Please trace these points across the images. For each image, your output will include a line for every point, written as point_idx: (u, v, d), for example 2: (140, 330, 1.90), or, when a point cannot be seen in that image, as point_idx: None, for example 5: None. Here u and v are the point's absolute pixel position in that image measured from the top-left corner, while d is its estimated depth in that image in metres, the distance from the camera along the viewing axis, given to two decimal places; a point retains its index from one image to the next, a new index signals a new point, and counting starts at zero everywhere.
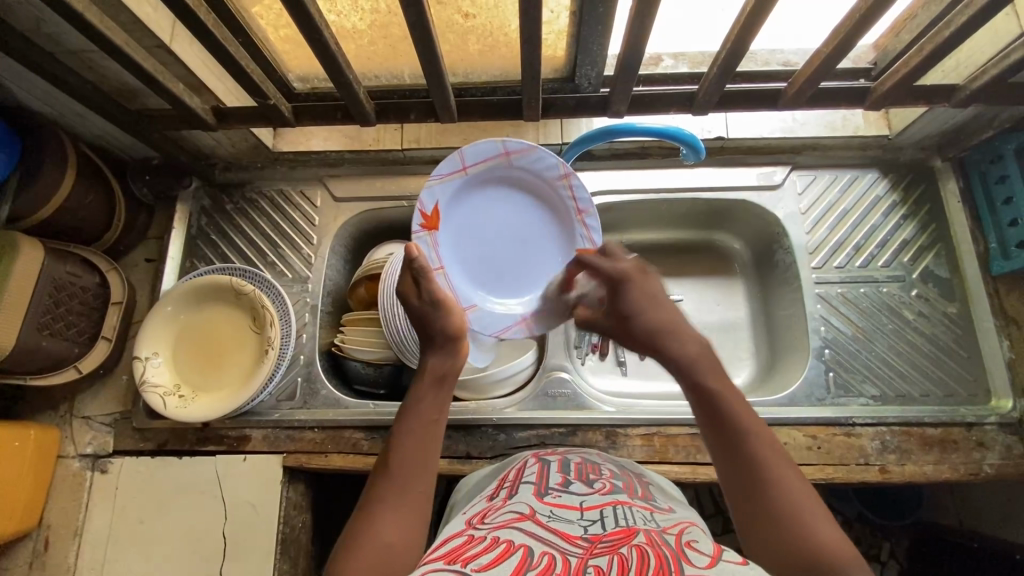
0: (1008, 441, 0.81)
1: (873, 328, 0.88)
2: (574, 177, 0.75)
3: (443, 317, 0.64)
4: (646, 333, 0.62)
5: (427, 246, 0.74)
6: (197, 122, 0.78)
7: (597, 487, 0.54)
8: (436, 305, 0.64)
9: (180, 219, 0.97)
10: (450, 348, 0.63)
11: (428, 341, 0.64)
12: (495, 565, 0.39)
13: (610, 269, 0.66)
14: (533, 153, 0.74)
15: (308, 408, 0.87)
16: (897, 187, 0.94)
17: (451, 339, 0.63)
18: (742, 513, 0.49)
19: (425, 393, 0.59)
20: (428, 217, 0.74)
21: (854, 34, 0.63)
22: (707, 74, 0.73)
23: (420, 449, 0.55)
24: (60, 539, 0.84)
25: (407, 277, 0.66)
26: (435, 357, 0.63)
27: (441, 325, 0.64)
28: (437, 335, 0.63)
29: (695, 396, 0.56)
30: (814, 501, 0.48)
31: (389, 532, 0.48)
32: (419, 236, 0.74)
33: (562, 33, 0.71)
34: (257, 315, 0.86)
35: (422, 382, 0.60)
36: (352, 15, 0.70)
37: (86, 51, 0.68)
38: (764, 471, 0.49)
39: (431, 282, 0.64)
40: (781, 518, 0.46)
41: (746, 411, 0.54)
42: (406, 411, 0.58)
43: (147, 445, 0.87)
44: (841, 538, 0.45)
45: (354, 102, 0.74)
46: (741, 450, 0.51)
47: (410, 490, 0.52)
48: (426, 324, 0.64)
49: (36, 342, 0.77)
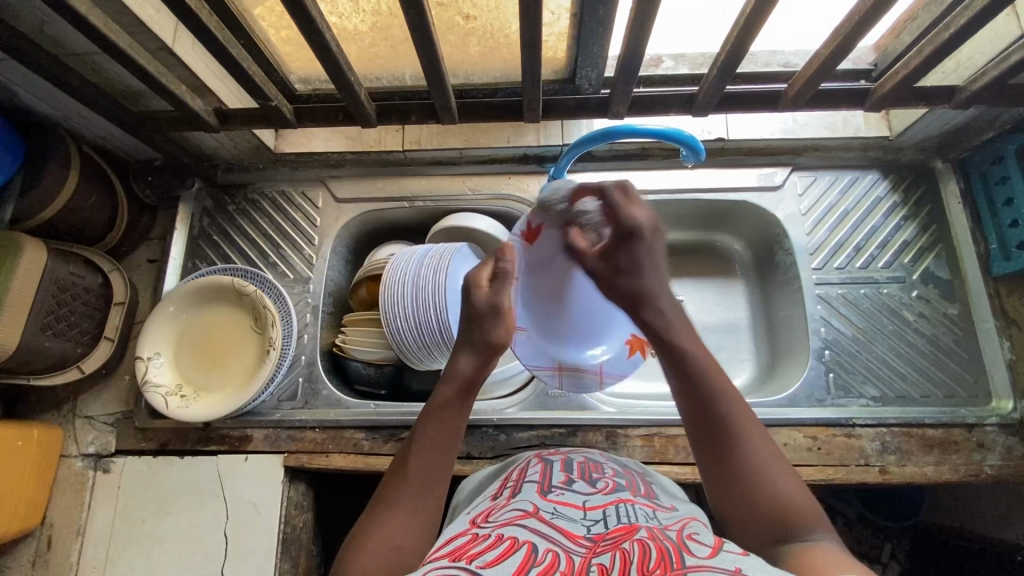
0: (1009, 443, 0.81)
1: (873, 329, 0.88)
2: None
3: (493, 325, 0.61)
4: (633, 287, 0.61)
5: (517, 256, 0.70)
6: (200, 124, 0.78)
7: (600, 486, 0.54)
8: (496, 312, 0.61)
9: (183, 219, 0.97)
10: (486, 358, 0.61)
11: (467, 343, 0.61)
12: (500, 563, 0.39)
13: (625, 220, 0.61)
14: None
15: (310, 408, 0.88)
16: (898, 188, 0.94)
17: (491, 348, 0.61)
18: (711, 477, 0.52)
19: (450, 400, 0.58)
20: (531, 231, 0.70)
21: (853, 36, 0.63)
22: (707, 75, 0.73)
23: (436, 457, 0.54)
24: (63, 538, 0.84)
25: (485, 271, 0.64)
26: (467, 360, 0.60)
27: (487, 332, 0.61)
28: (478, 342, 0.61)
29: (670, 357, 0.58)
30: (779, 462, 0.51)
31: (398, 535, 0.49)
32: (514, 241, 0.70)
33: (562, 35, 0.72)
34: (259, 315, 0.87)
35: (449, 387, 0.59)
36: (353, 16, 0.70)
37: (90, 53, 0.69)
38: (732, 433, 0.52)
39: (505, 289, 0.62)
40: (747, 481, 0.49)
41: (718, 375, 0.55)
42: (429, 415, 0.57)
43: (150, 444, 0.87)
44: (805, 497, 0.48)
45: (354, 103, 0.74)
46: (713, 413, 0.53)
47: (423, 496, 0.52)
48: (474, 324, 0.61)
49: (39, 342, 0.77)
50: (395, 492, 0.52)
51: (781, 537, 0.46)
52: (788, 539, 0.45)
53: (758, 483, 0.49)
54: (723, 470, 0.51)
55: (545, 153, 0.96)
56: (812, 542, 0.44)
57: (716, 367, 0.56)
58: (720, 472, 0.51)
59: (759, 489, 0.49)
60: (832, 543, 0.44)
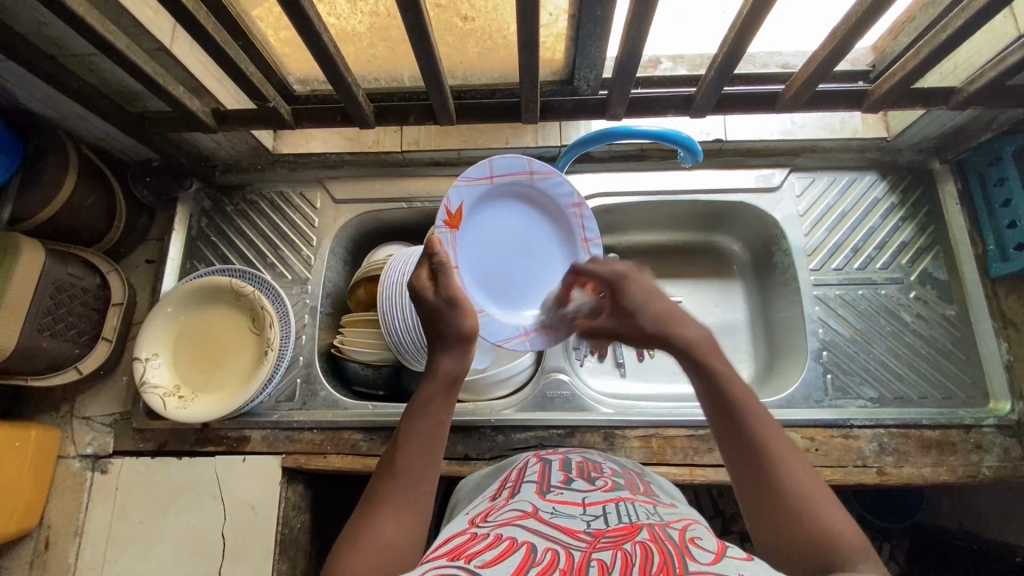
0: (1006, 444, 0.81)
1: (871, 330, 0.89)
2: (585, 208, 0.78)
3: (457, 316, 0.59)
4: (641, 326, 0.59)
5: (448, 244, 0.71)
6: (198, 125, 0.78)
7: (598, 484, 0.54)
8: (451, 304, 0.59)
9: (181, 220, 0.97)
10: (463, 350, 0.60)
11: (439, 341, 0.60)
12: (499, 562, 0.39)
13: (605, 273, 0.65)
14: (553, 177, 0.76)
15: (308, 409, 0.88)
16: (896, 189, 0.94)
17: (464, 339, 0.60)
18: (750, 501, 0.49)
19: (434, 395, 0.57)
20: (451, 215, 0.71)
21: (851, 37, 0.63)
22: (705, 76, 0.73)
23: (424, 454, 0.54)
24: (60, 538, 0.84)
25: (425, 270, 0.62)
26: (445, 357, 0.59)
27: (454, 325, 0.59)
28: (450, 336, 0.59)
29: (699, 380, 0.55)
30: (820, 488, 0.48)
31: (391, 535, 0.49)
32: (440, 232, 0.70)
33: (561, 36, 0.72)
34: (257, 317, 0.87)
35: (433, 383, 0.58)
36: (352, 17, 0.70)
37: (88, 54, 0.69)
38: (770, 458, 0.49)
39: (451, 278, 0.60)
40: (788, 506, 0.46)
41: (749, 397, 0.53)
42: (415, 412, 0.56)
43: (147, 445, 0.87)
44: (848, 526, 0.45)
45: (353, 105, 0.74)
46: (749, 441, 0.50)
47: (412, 493, 0.52)
48: (438, 322, 0.60)
49: (36, 343, 0.77)
50: (385, 489, 0.52)
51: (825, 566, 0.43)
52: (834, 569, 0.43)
53: (799, 508, 0.46)
54: (762, 495, 0.48)
55: (543, 154, 0.96)
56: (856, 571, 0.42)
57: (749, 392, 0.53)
58: (759, 497, 0.48)
59: (800, 515, 0.46)
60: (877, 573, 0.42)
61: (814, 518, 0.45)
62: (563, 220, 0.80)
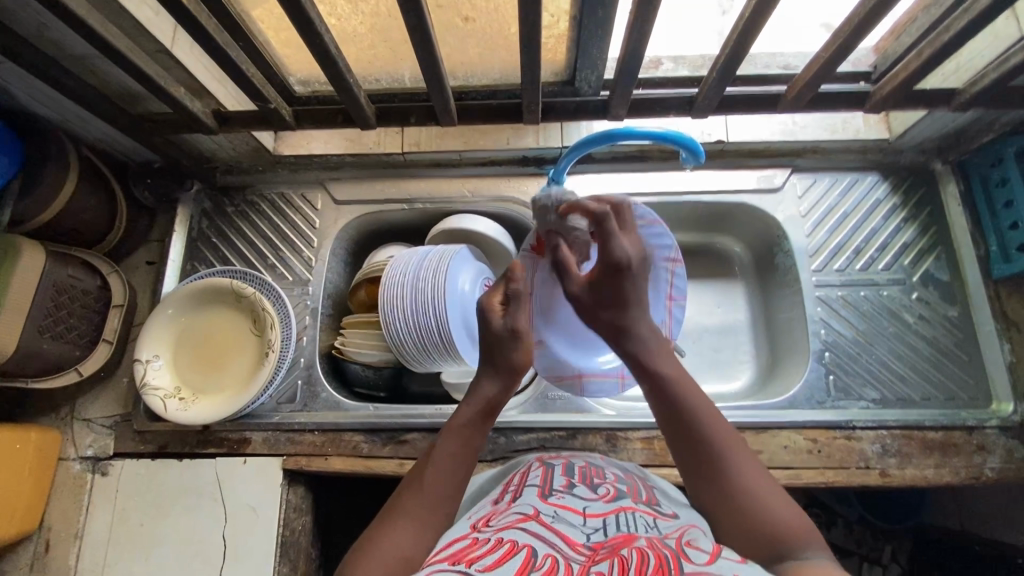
0: (1009, 445, 0.80)
1: (873, 331, 0.88)
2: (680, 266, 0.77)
3: (516, 347, 0.60)
4: (614, 318, 0.59)
5: (529, 268, 0.76)
6: (199, 127, 0.79)
7: (601, 492, 0.54)
8: (515, 337, 0.59)
9: (182, 221, 0.97)
10: (510, 380, 0.61)
11: (489, 366, 0.61)
12: (499, 566, 0.39)
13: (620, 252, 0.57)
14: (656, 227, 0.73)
15: (309, 411, 0.87)
16: (897, 191, 0.94)
17: (514, 371, 0.60)
18: (699, 496, 0.53)
19: (473, 418, 0.58)
20: (541, 241, 0.75)
21: (854, 37, 0.63)
22: (707, 77, 0.72)
23: (453, 470, 0.55)
24: (61, 541, 0.84)
25: (498, 294, 0.62)
26: (491, 383, 0.60)
27: (509, 355, 0.60)
28: (501, 365, 0.60)
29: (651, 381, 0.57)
30: (769, 482, 0.52)
31: (408, 545, 0.48)
32: (524, 255, 0.76)
33: (562, 36, 0.71)
34: (258, 318, 0.87)
35: (473, 406, 0.59)
36: (352, 18, 0.71)
37: (87, 56, 0.69)
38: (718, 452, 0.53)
39: (521, 311, 0.61)
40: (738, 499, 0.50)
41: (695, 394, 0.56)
42: (449, 430, 0.58)
43: (147, 448, 0.87)
44: (797, 516, 0.49)
45: (354, 106, 0.74)
46: (696, 435, 0.54)
47: (432, 510, 0.52)
48: (494, 349, 0.60)
49: (37, 344, 0.77)
50: (404, 503, 0.52)
51: (778, 555, 0.46)
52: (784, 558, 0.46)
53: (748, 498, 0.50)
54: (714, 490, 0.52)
55: (544, 155, 0.96)
56: (808, 561, 0.45)
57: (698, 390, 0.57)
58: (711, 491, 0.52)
59: (751, 508, 0.49)
60: (824, 561, 0.45)
61: (764, 508, 0.49)
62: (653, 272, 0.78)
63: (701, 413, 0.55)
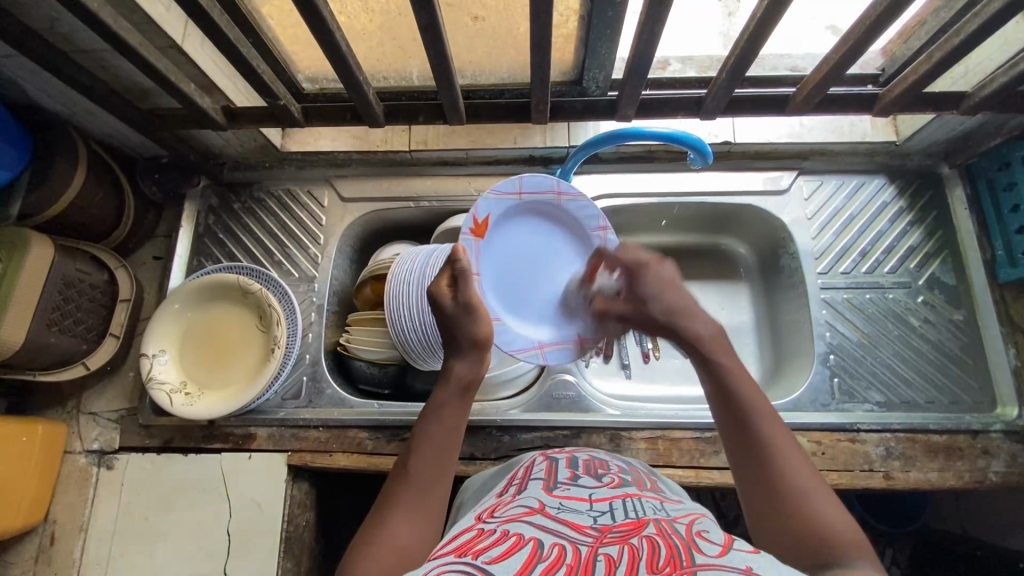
0: (1014, 449, 0.80)
1: (878, 334, 0.88)
2: (610, 233, 0.81)
3: (472, 322, 0.62)
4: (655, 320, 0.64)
5: (472, 250, 0.73)
6: (208, 123, 0.79)
7: (605, 481, 0.54)
8: (469, 310, 0.62)
9: (189, 217, 0.98)
10: (477, 356, 0.62)
11: (453, 346, 0.62)
12: (506, 558, 0.39)
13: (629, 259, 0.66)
14: (579, 200, 0.80)
15: (314, 407, 0.88)
16: (904, 194, 0.94)
17: (477, 346, 0.62)
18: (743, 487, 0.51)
19: (448, 399, 0.59)
20: (478, 223, 0.74)
21: (864, 41, 0.63)
22: (716, 78, 0.72)
23: (439, 457, 0.55)
24: (66, 534, 0.84)
25: (445, 275, 0.64)
26: (459, 361, 0.61)
27: (468, 330, 0.62)
28: (463, 342, 0.62)
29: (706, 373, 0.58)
30: (822, 485, 0.49)
31: (403, 536, 0.48)
32: (464, 238, 0.73)
33: (571, 36, 0.71)
34: (263, 314, 0.87)
35: (449, 387, 0.59)
36: (363, 16, 0.71)
37: (99, 50, 0.69)
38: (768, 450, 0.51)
39: (470, 287, 0.63)
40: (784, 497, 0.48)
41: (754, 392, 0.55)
42: (429, 415, 0.58)
43: (153, 442, 0.87)
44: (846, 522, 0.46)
45: (363, 103, 0.74)
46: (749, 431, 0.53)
47: (425, 498, 0.52)
48: (452, 328, 0.62)
49: (45, 338, 0.77)
50: (400, 493, 0.52)
51: (820, 560, 0.44)
52: (826, 568, 0.43)
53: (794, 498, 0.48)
54: (763, 487, 0.50)
55: (551, 155, 0.96)
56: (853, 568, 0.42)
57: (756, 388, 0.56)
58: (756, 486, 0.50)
59: (799, 511, 0.47)
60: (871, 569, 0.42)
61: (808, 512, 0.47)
62: (585, 242, 0.82)
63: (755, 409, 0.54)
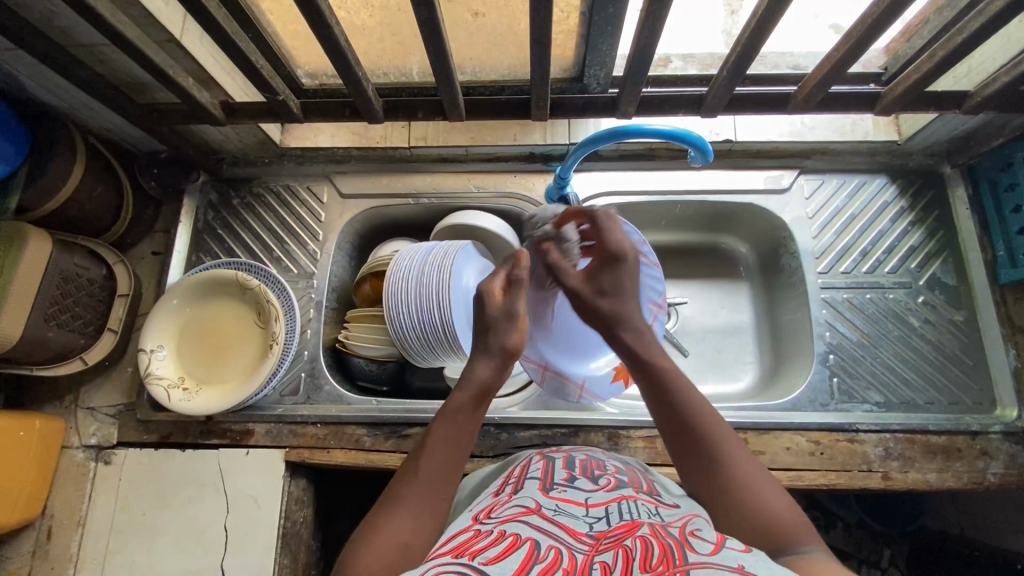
0: (1013, 450, 0.80)
1: (878, 334, 0.88)
2: (662, 313, 0.80)
3: (508, 330, 0.62)
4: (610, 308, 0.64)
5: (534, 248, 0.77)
6: (206, 117, 0.79)
7: (602, 483, 0.53)
8: (511, 318, 0.62)
9: (187, 212, 0.97)
10: (504, 365, 0.61)
11: (484, 348, 0.62)
12: (502, 560, 0.39)
13: (612, 242, 0.66)
14: (654, 271, 0.78)
15: (312, 404, 0.88)
16: (905, 193, 0.93)
17: (507, 355, 0.62)
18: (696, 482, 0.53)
19: (465, 403, 0.58)
20: None
21: (866, 38, 0.63)
22: (717, 75, 0.72)
23: (446, 456, 0.54)
24: (64, 528, 0.84)
25: (499, 279, 0.65)
26: (484, 366, 0.61)
27: (502, 336, 0.62)
28: (495, 347, 0.62)
29: (645, 377, 0.60)
30: (759, 471, 0.53)
31: (406, 532, 0.48)
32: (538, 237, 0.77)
33: (571, 32, 0.71)
34: (262, 310, 0.87)
35: (466, 390, 0.59)
36: (362, 11, 0.71)
37: (96, 44, 0.69)
38: (715, 452, 0.53)
39: (519, 297, 0.64)
40: (734, 493, 0.51)
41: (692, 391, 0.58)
42: (442, 416, 0.57)
43: (151, 437, 0.87)
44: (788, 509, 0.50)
45: (362, 98, 0.73)
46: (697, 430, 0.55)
47: (429, 498, 0.52)
48: (488, 330, 0.62)
49: (43, 333, 0.77)
50: (404, 491, 0.52)
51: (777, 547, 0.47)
52: (780, 554, 0.47)
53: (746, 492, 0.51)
54: (714, 479, 0.52)
55: (551, 152, 0.96)
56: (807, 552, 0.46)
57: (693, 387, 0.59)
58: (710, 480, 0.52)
59: (748, 497, 0.50)
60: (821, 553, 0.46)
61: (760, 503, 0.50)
62: None
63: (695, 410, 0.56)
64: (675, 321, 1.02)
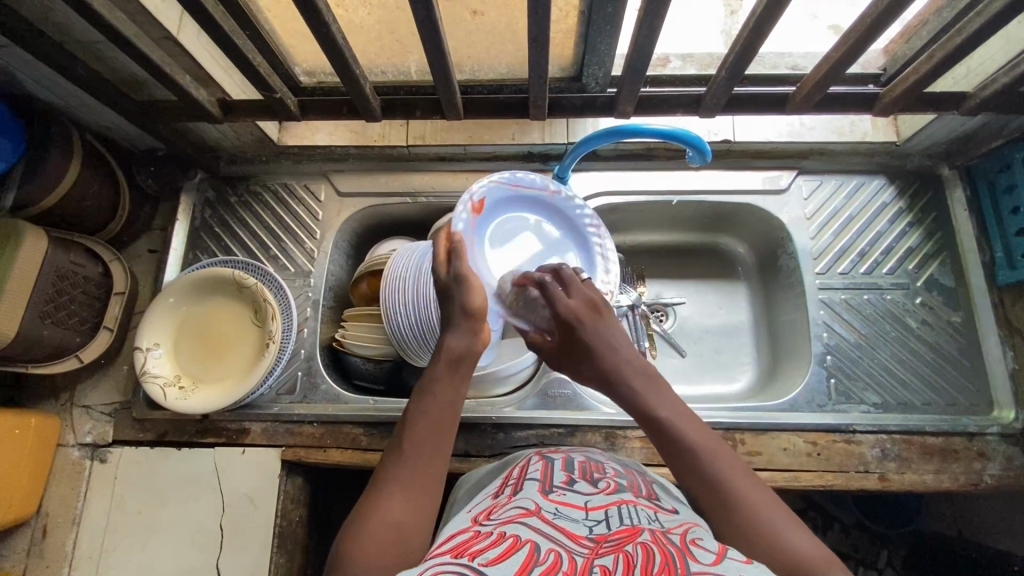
0: (1009, 452, 0.80)
1: (876, 335, 0.88)
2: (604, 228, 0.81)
3: (463, 293, 0.62)
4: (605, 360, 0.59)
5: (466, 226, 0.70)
6: (204, 115, 0.78)
7: (601, 486, 0.53)
8: (459, 281, 0.62)
9: (185, 210, 0.97)
10: (472, 326, 0.61)
11: (449, 319, 0.62)
12: (502, 561, 0.39)
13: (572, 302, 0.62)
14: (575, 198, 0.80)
15: (308, 403, 0.87)
16: (903, 194, 0.93)
17: (471, 315, 0.61)
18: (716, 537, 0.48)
19: (441, 373, 0.58)
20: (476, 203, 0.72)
21: (866, 38, 0.62)
22: (716, 75, 0.71)
23: (430, 432, 0.53)
24: (59, 526, 0.84)
25: (440, 253, 0.66)
26: (451, 334, 0.60)
27: (460, 301, 0.61)
28: (457, 312, 0.61)
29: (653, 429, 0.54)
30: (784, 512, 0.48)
31: (396, 513, 0.48)
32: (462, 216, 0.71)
33: (570, 31, 0.71)
34: (259, 310, 0.87)
35: (439, 362, 0.59)
36: (360, 9, 0.70)
37: (94, 42, 0.68)
38: (736, 497, 0.48)
39: (462, 259, 0.64)
40: (758, 539, 0.46)
41: (702, 438, 0.53)
42: (422, 392, 0.57)
43: (147, 435, 0.87)
44: (818, 552, 0.45)
45: (360, 97, 0.73)
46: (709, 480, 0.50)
47: (422, 472, 0.51)
48: (446, 301, 0.63)
49: (38, 330, 0.77)
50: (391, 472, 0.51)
51: None
52: None
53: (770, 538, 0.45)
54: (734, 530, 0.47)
55: (549, 151, 0.96)
56: None
57: (702, 430, 0.53)
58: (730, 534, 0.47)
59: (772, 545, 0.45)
60: None
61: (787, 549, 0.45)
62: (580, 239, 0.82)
63: (703, 449, 0.52)
64: (672, 322, 1.02)
